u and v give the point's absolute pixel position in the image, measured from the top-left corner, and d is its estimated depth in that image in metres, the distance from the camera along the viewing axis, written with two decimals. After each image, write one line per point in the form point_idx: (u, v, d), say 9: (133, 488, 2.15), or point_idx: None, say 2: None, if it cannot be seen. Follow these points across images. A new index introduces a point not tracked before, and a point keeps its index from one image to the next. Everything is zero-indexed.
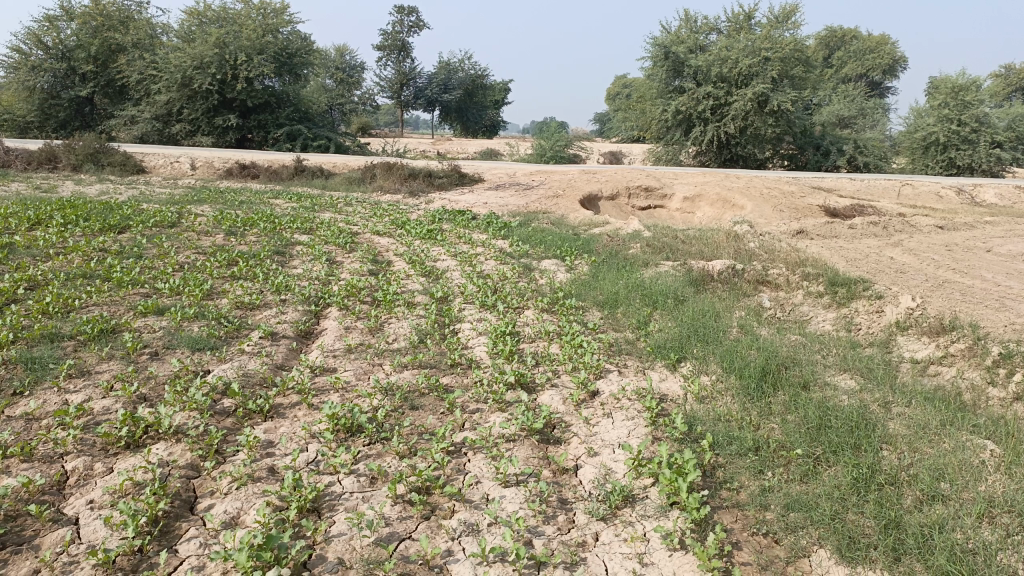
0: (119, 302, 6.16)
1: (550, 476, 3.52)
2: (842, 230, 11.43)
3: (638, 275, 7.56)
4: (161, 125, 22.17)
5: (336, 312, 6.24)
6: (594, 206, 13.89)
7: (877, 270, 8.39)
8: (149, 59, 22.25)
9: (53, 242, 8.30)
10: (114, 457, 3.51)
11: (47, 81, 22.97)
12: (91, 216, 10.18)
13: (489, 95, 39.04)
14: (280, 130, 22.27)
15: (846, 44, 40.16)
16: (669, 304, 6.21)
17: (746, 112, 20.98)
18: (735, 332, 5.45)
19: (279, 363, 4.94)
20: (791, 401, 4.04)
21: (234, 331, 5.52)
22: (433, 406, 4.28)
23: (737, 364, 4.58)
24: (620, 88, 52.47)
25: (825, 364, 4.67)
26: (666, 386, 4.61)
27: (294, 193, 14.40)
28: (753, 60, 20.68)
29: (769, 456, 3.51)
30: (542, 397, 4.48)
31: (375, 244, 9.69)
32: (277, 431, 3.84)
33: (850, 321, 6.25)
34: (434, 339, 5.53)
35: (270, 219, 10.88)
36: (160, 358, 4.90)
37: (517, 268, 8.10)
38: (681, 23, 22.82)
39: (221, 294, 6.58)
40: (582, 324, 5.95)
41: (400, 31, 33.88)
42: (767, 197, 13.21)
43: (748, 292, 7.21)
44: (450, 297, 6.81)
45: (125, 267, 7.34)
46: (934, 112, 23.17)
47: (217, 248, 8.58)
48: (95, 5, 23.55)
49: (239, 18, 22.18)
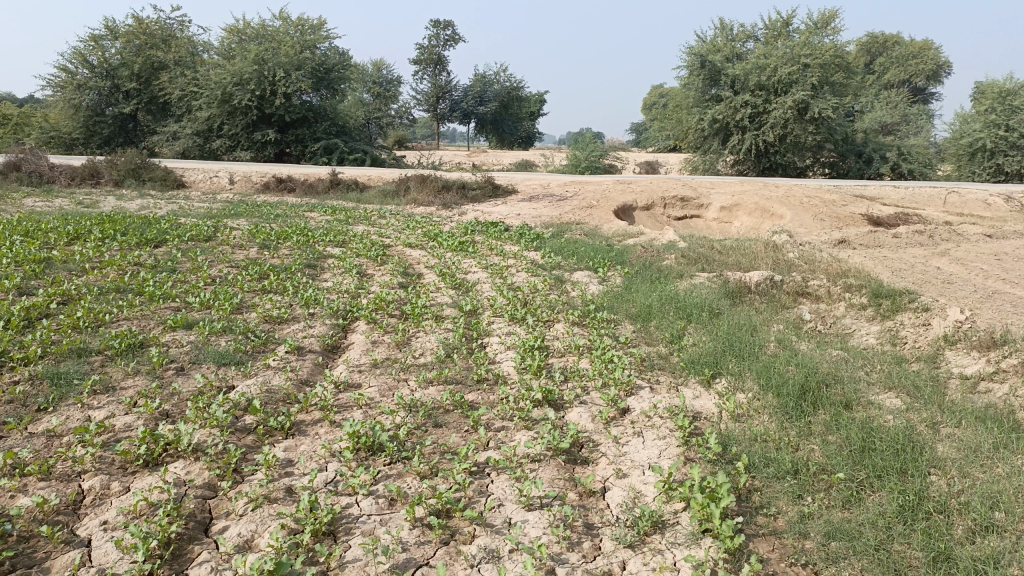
0: (149, 317, 6.17)
1: (576, 499, 3.37)
2: (886, 240, 11.08)
3: (672, 287, 7.38)
4: (202, 141, 22.53)
5: (364, 326, 6.17)
6: (628, 217, 13.72)
7: (923, 281, 8.10)
8: (190, 76, 22.67)
9: (89, 256, 8.39)
10: (131, 476, 3.46)
11: (93, 98, 23.53)
12: (128, 230, 10.31)
13: (525, 107, 39.04)
14: (317, 144, 22.50)
15: (888, 50, 39.41)
16: (704, 317, 6.03)
17: (786, 120, 20.61)
18: (773, 346, 5.25)
19: (304, 379, 4.87)
20: (832, 420, 3.84)
21: (261, 345, 5.47)
22: (457, 423, 4.17)
23: (774, 380, 4.38)
24: (656, 97, 52.11)
25: (868, 381, 4.45)
26: (699, 403, 4.44)
27: (329, 206, 14.47)
28: (792, 67, 20.34)
29: (807, 480, 3.33)
30: (570, 414, 4.34)
31: (407, 257, 9.65)
32: (297, 449, 3.76)
33: (895, 335, 6.00)
34: (461, 354, 5.43)
35: (304, 232, 10.91)
36: (185, 373, 4.86)
37: (549, 280, 7.98)
38: (718, 31, 22.58)
39: (251, 308, 6.55)
40: (614, 338, 5.80)
41: (436, 45, 34.11)
42: (807, 205, 12.90)
43: (787, 305, 6.99)
44: (480, 310, 6.71)
45: (159, 281, 7.37)
46: (981, 117, 22.54)
47: (249, 262, 8.60)
48: (138, 24, 24.08)
49: (277, 34, 22.51)
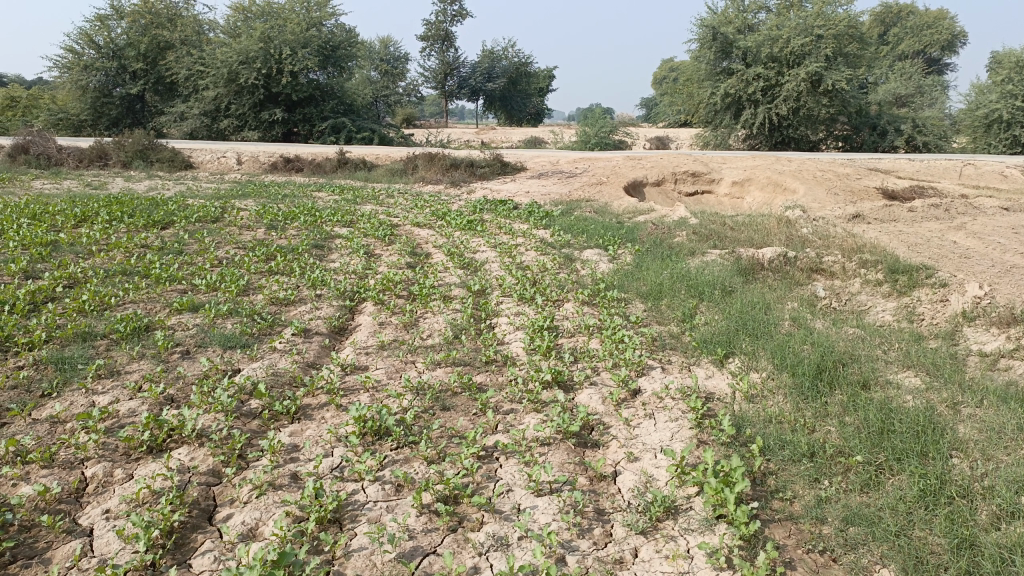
0: (156, 299, 6.12)
1: (586, 484, 3.30)
2: (901, 214, 10.90)
3: (683, 265, 7.26)
4: (209, 121, 22.39)
5: (371, 307, 6.09)
6: (638, 193, 13.56)
7: (940, 256, 7.95)
8: (196, 56, 22.51)
9: (96, 239, 8.34)
10: (135, 463, 3.42)
11: (99, 79, 23.43)
12: (136, 212, 10.25)
13: (533, 83, 38.66)
14: (325, 123, 22.34)
15: (902, 20, 38.73)
16: (716, 295, 5.91)
17: (799, 93, 20.29)
18: (788, 324, 5.13)
19: (310, 362, 4.81)
20: (849, 401, 3.74)
21: (268, 328, 5.41)
22: (465, 406, 4.10)
23: (789, 360, 4.28)
24: (666, 71, 51.48)
25: (886, 360, 4.34)
26: (712, 384, 4.35)
27: (337, 185, 14.38)
28: (805, 39, 20.01)
29: (824, 463, 3.24)
30: (579, 396, 4.27)
31: (415, 236, 9.56)
32: (303, 434, 3.70)
33: (911, 312, 5.89)
34: (470, 336, 5.35)
35: (311, 212, 10.83)
36: (190, 356, 4.81)
37: (558, 259, 7.88)
38: (729, 2, 22.20)
39: (257, 289, 6.49)
40: (625, 317, 5.70)
41: (443, 20, 33.75)
42: (821, 179, 12.70)
43: (801, 281, 6.87)
44: (488, 290, 6.62)
45: (165, 263, 7.32)
46: (997, 88, 22.14)
47: (257, 243, 8.53)
48: (144, 3, 23.89)
49: (283, 12, 22.28)
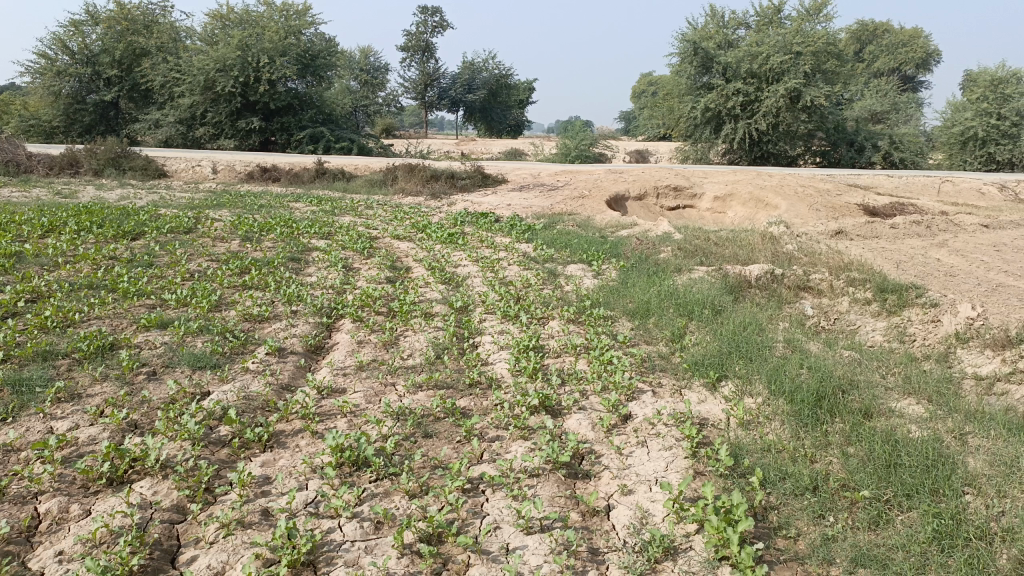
0: (123, 315, 5.85)
1: (578, 520, 3.10)
2: (884, 230, 10.87)
3: (670, 282, 7.11)
4: (185, 129, 21.98)
5: (349, 324, 5.86)
6: (621, 207, 13.44)
7: (925, 274, 7.87)
8: (172, 63, 22.17)
9: (62, 250, 8.04)
10: (93, 498, 3.17)
11: (72, 86, 23.01)
12: (106, 222, 9.94)
13: (513, 95, 38.58)
14: (303, 132, 22.05)
15: (877, 38, 39.24)
16: (706, 315, 5.75)
17: (778, 108, 20.36)
18: (781, 347, 4.98)
19: (285, 384, 4.58)
20: (852, 430, 3.59)
21: (240, 346, 5.17)
22: (449, 433, 3.89)
23: (786, 385, 4.12)
24: (646, 85, 51.70)
25: (885, 386, 4.19)
26: (705, 408, 4.18)
27: (315, 196, 14.13)
28: (785, 55, 20.09)
29: (830, 497, 3.08)
30: (568, 422, 4.07)
31: (394, 249, 9.35)
32: (275, 464, 3.47)
33: (903, 332, 5.78)
34: (452, 356, 5.14)
35: (288, 223, 10.57)
36: (158, 377, 4.56)
37: (542, 274, 7.70)
38: (709, 18, 22.29)
39: (230, 305, 6.23)
40: (612, 336, 5.53)
41: (424, 31, 33.65)
42: (802, 195, 12.67)
43: (789, 300, 6.75)
44: (471, 307, 6.41)
45: (134, 277, 7.03)
46: (972, 106, 22.37)
47: (231, 255, 8.27)
48: (119, 9, 23.55)
49: (261, 20, 22.04)
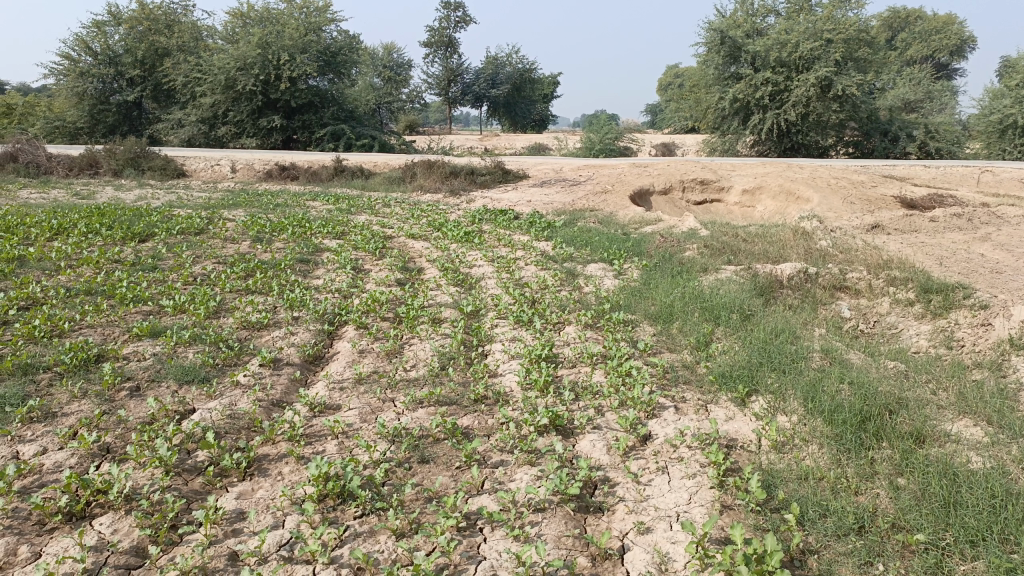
0: (116, 323, 5.56)
1: (588, 567, 2.74)
2: (923, 224, 10.31)
3: (695, 283, 6.67)
4: (207, 128, 21.92)
5: (352, 331, 5.52)
6: (645, 202, 12.98)
7: (970, 271, 7.37)
8: (194, 62, 21.99)
9: (66, 253, 7.80)
10: (46, 537, 2.86)
11: (96, 86, 23.02)
12: (115, 224, 9.72)
13: (537, 89, 38.17)
14: (324, 130, 21.76)
15: (910, 25, 38.25)
16: (734, 320, 5.31)
17: (809, 98, 19.72)
18: (818, 357, 4.51)
19: (276, 400, 4.24)
20: (901, 458, 3.16)
21: (234, 357, 4.83)
22: (448, 457, 3.52)
23: (824, 403, 3.68)
24: (671, 77, 50.94)
25: (937, 404, 3.71)
26: (734, 428, 3.77)
27: (332, 194, 13.86)
28: (815, 43, 19.47)
29: (878, 540, 2.67)
30: (581, 444, 3.69)
31: (408, 249, 9.00)
32: (251, 497, 3.15)
33: (950, 338, 5.33)
34: (459, 367, 4.78)
35: (301, 223, 10.28)
36: (141, 394, 4.25)
37: (560, 274, 7.33)
38: (737, 6, 21.69)
39: (230, 311, 5.91)
40: (632, 344, 5.13)
41: (447, 26, 33.30)
42: (835, 188, 12.11)
43: (824, 301, 6.30)
44: (482, 311, 6.03)
45: (134, 282, 6.75)
46: (1012, 93, 21.52)
47: (238, 257, 7.98)
48: (142, 8, 23.51)
49: (282, 17, 21.87)
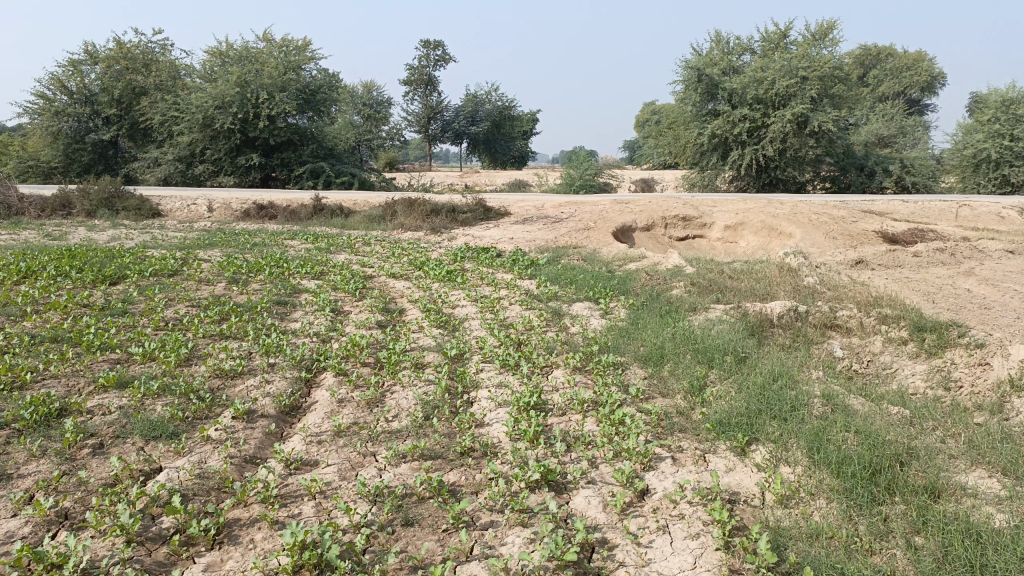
0: (82, 373, 5.28)
1: None
2: (906, 259, 10.27)
3: (684, 323, 6.51)
4: (184, 167, 21.69)
5: (330, 379, 5.28)
6: (628, 238, 12.89)
7: (959, 307, 7.28)
8: (171, 101, 21.82)
9: (33, 297, 7.51)
10: None
11: (71, 125, 22.76)
12: (87, 266, 9.43)
13: (517, 126, 38.38)
14: (303, 168, 21.60)
15: (881, 62, 39.00)
16: (728, 363, 5.13)
17: (785, 134, 19.88)
18: (818, 403, 4.33)
19: (249, 456, 3.99)
20: (917, 514, 2.98)
21: (205, 410, 4.57)
22: (434, 519, 3.29)
23: (830, 454, 3.49)
24: (649, 114, 51.51)
25: (948, 454, 3.54)
26: (736, 480, 3.58)
27: (311, 233, 13.65)
28: (790, 81, 19.71)
29: None
30: (575, 501, 3.48)
31: (389, 289, 8.80)
32: (221, 569, 2.91)
33: (947, 379, 5.20)
34: (443, 417, 4.55)
35: (279, 263, 10.04)
36: (105, 452, 3.98)
37: (545, 314, 7.15)
38: (713, 44, 21.95)
39: (202, 358, 5.65)
40: (623, 389, 4.93)
41: (426, 65, 33.49)
42: (817, 224, 12.10)
43: (816, 340, 6.15)
44: (467, 355, 5.82)
45: (102, 328, 6.46)
46: (984, 128, 21.85)
47: (213, 300, 7.73)
48: (119, 48, 23.39)
49: (261, 56, 21.83)
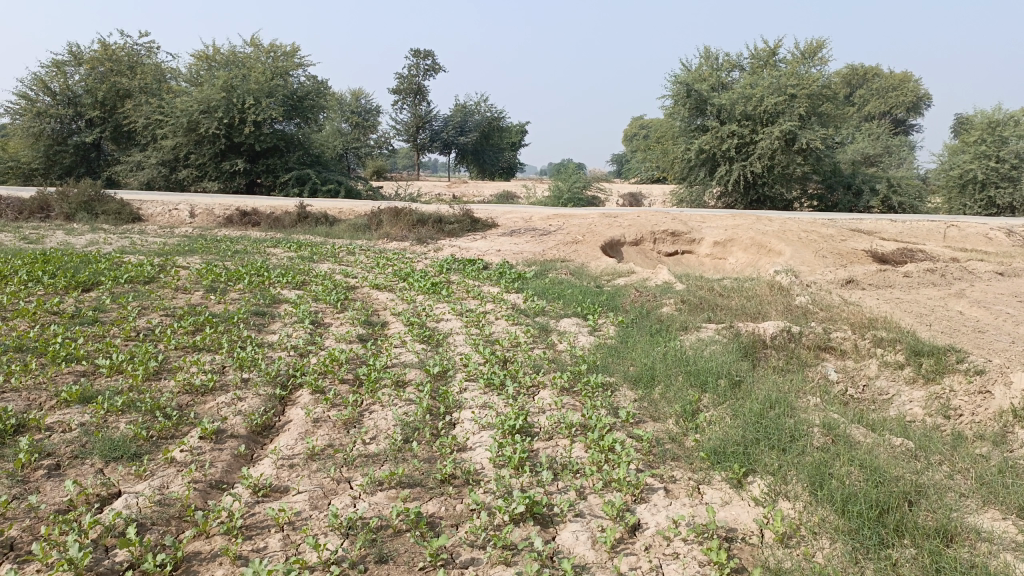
0: (44, 386, 5.01)
1: None
2: (897, 279, 10.15)
3: (676, 343, 6.31)
4: (168, 171, 21.37)
5: (306, 397, 5.02)
6: (616, 252, 12.72)
7: (953, 330, 7.14)
8: (155, 104, 21.50)
9: (0, 303, 7.21)
10: None
11: (54, 126, 22.38)
12: (60, 271, 9.12)
13: (506, 137, 38.30)
14: (289, 174, 21.29)
15: (868, 82, 39.22)
16: (722, 388, 4.93)
17: (774, 151, 19.84)
18: (818, 433, 4.14)
19: (216, 481, 3.75)
20: (929, 561, 2.81)
21: (171, 429, 4.32)
22: (411, 555, 3.07)
23: (834, 490, 3.31)
24: (638, 128, 51.50)
25: (958, 493, 3.37)
26: (733, 514, 3.37)
27: (294, 241, 13.38)
28: (779, 98, 19.69)
29: None
30: (562, 536, 3.26)
31: (373, 301, 8.56)
32: None
33: (945, 406, 5.03)
34: (424, 440, 4.32)
35: (260, 272, 9.77)
36: (60, 474, 3.72)
37: (532, 330, 6.94)
38: (702, 60, 21.94)
39: (172, 372, 5.39)
40: (613, 412, 4.72)
41: (416, 74, 33.39)
42: (807, 242, 11.97)
43: (809, 362, 5.97)
44: (450, 373, 5.57)
45: (70, 338, 6.17)
46: (970, 148, 21.90)
47: (188, 310, 7.46)
48: (104, 49, 23.07)
49: (248, 62, 21.60)
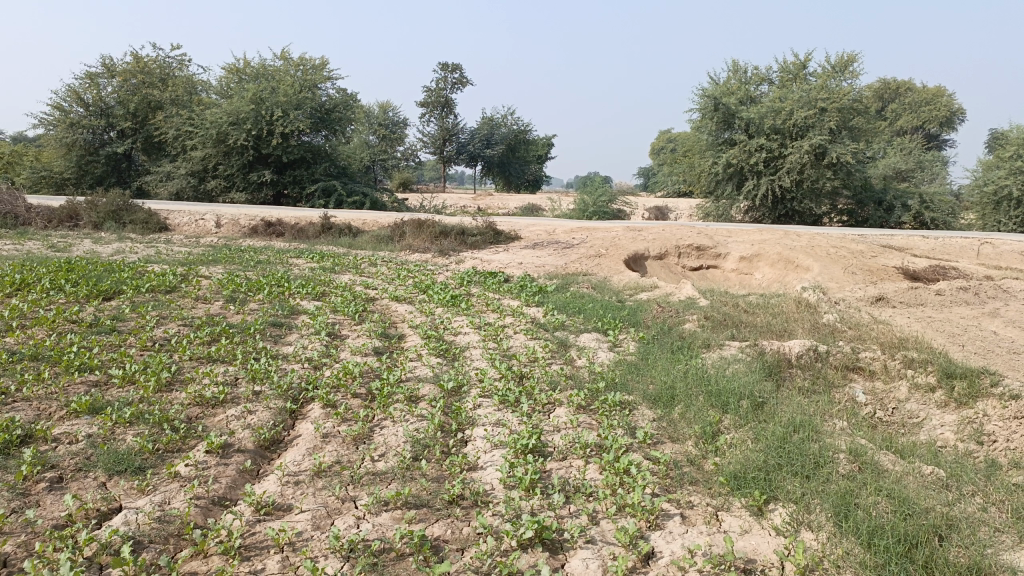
0: (55, 396, 4.97)
1: None
2: (929, 297, 9.87)
3: (697, 360, 6.14)
4: (196, 181, 21.58)
5: (317, 411, 4.93)
6: (640, 266, 12.55)
7: (987, 351, 6.89)
8: (185, 115, 21.76)
9: (21, 311, 7.24)
10: None
11: (86, 136, 22.72)
12: (83, 279, 9.16)
13: (532, 150, 38.28)
14: (315, 186, 21.40)
15: (900, 96, 38.66)
16: (744, 409, 4.76)
17: (803, 165, 19.56)
18: (844, 460, 3.96)
19: (218, 497, 3.67)
20: None
21: (178, 442, 4.25)
22: None
23: (860, 523, 3.14)
24: (665, 141, 51.21)
25: (993, 528, 3.19)
26: (752, 544, 3.21)
27: (317, 252, 13.39)
28: (809, 112, 19.43)
29: None
30: (572, 564, 3.13)
31: (391, 313, 8.49)
32: None
33: (980, 432, 4.81)
34: (433, 458, 4.20)
35: (280, 282, 9.75)
36: (62, 487, 3.66)
37: (551, 345, 6.81)
38: (730, 74, 21.73)
39: (184, 383, 5.33)
40: (630, 432, 4.57)
41: (443, 87, 33.53)
42: (836, 257, 11.71)
43: (836, 383, 5.77)
44: (465, 388, 5.46)
45: (85, 347, 6.15)
46: (1006, 164, 21.42)
47: (206, 320, 7.43)
48: (136, 61, 23.41)
49: (277, 74, 21.80)
